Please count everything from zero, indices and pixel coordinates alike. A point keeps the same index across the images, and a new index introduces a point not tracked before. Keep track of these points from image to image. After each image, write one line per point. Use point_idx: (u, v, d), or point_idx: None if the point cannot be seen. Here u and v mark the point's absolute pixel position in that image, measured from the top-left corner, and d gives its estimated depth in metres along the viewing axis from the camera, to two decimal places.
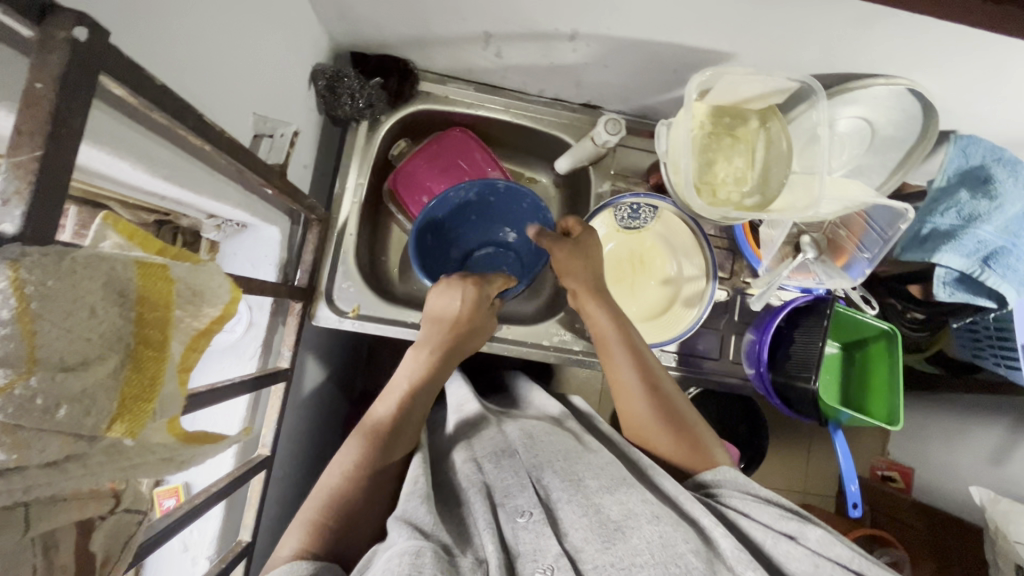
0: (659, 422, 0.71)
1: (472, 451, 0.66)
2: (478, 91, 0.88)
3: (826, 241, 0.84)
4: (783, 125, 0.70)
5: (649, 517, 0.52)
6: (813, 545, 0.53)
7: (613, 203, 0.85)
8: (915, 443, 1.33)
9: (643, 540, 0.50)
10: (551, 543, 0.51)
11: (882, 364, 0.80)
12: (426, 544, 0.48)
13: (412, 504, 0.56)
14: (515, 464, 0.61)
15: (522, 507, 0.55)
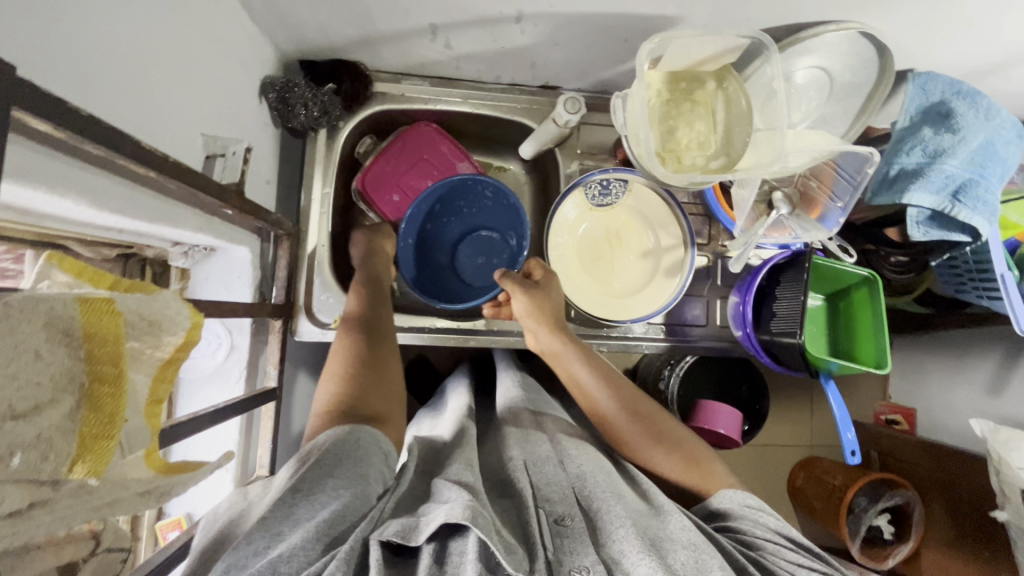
0: (650, 443, 0.70)
1: (529, 451, 0.65)
2: (434, 85, 0.87)
3: (798, 195, 0.83)
4: (739, 83, 0.70)
5: (685, 542, 0.53)
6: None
7: (583, 181, 0.84)
8: (913, 383, 1.34)
9: (677, 560, 0.51)
10: (585, 556, 0.50)
11: (866, 309, 0.80)
12: (481, 507, 0.47)
13: (463, 472, 0.55)
14: (560, 475, 0.61)
15: (562, 512, 0.55)
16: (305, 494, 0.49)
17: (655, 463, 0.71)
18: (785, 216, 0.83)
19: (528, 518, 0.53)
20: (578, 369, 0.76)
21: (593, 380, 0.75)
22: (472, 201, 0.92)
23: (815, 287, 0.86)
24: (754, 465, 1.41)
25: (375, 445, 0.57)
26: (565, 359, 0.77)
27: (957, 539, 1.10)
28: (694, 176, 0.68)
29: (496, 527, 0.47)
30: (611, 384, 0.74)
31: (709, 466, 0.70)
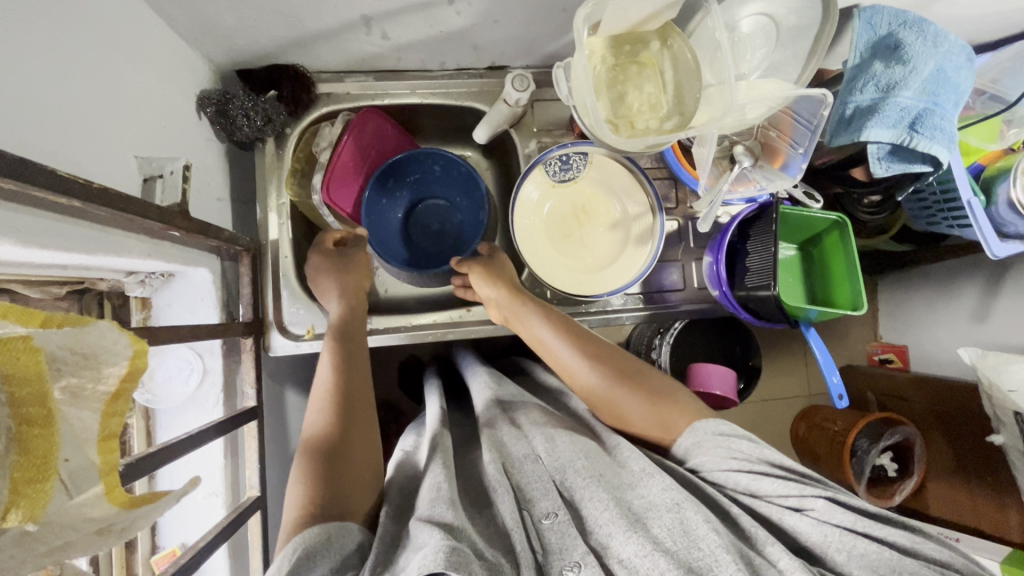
0: (616, 386, 0.70)
1: (502, 450, 0.64)
2: (378, 80, 0.85)
3: (759, 146, 0.82)
4: (684, 39, 0.69)
5: (668, 506, 0.53)
6: (818, 514, 0.54)
7: (542, 158, 0.83)
8: (902, 320, 1.35)
9: (663, 529, 0.51)
10: (576, 545, 0.51)
11: (838, 252, 0.80)
12: (461, 546, 0.47)
13: (438, 510, 0.53)
14: (539, 469, 0.60)
15: (546, 509, 0.55)
16: (314, 560, 0.49)
17: (627, 415, 0.70)
18: (749, 169, 0.83)
19: (515, 528, 0.53)
20: (538, 326, 0.77)
21: (554, 335, 0.75)
22: (421, 168, 0.93)
23: (786, 236, 0.85)
24: (755, 421, 1.42)
25: (347, 533, 0.54)
26: (524, 317, 0.78)
27: (959, 466, 1.12)
28: (640, 138, 0.68)
29: (475, 551, 0.48)
30: (568, 333, 0.75)
31: (676, 406, 0.69)
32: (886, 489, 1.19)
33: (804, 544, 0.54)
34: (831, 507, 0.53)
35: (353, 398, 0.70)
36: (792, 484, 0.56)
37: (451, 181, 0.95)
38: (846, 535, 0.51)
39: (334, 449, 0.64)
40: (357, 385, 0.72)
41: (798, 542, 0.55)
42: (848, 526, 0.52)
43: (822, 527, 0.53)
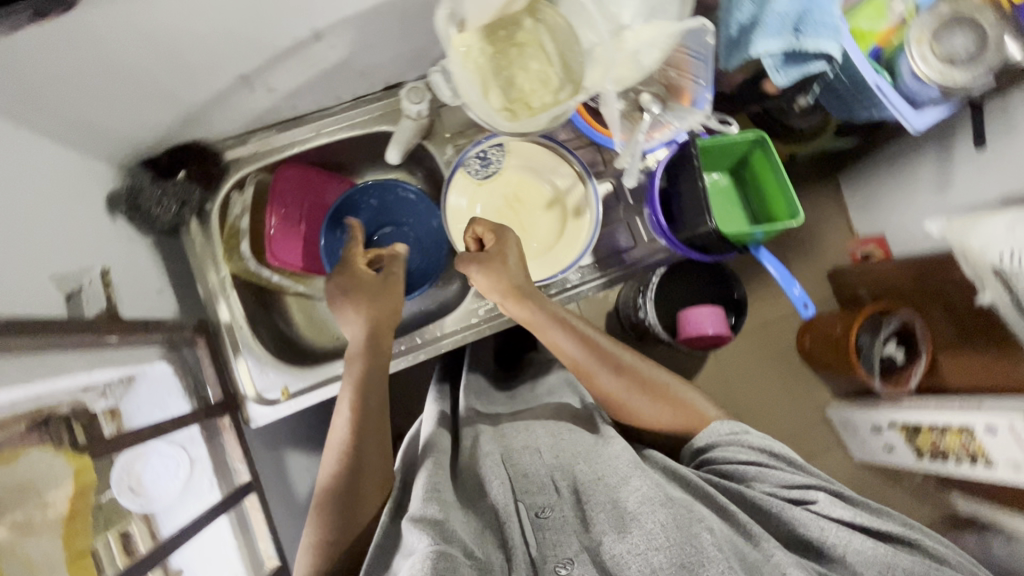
0: (635, 392, 0.72)
1: (505, 444, 0.67)
2: (281, 131, 0.85)
3: (664, 89, 0.81)
4: (552, 10, 0.70)
5: (661, 499, 0.54)
6: (819, 509, 0.57)
7: (460, 161, 0.82)
8: (872, 212, 1.37)
9: (656, 523, 0.51)
10: (569, 545, 0.53)
11: (766, 168, 0.80)
12: (448, 549, 0.48)
13: (428, 506, 0.54)
14: (534, 466, 0.62)
15: (541, 504, 0.57)
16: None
17: (636, 411, 0.73)
18: (660, 115, 0.81)
19: (510, 515, 0.55)
20: (556, 334, 0.73)
21: (575, 345, 0.73)
22: (362, 207, 0.93)
23: (717, 165, 0.85)
24: (744, 349, 1.50)
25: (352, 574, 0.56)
26: (539, 326, 0.73)
27: (961, 337, 1.13)
28: (538, 116, 0.69)
29: (466, 551, 0.49)
30: (592, 347, 0.73)
31: (692, 406, 0.73)
32: (902, 375, 1.25)
33: (797, 538, 0.56)
34: (832, 503, 0.57)
35: (375, 435, 0.70)
36: (797, 479, 0.60)
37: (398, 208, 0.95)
38: (843, 529, 0.55)
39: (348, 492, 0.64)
40: (372, 434, 0.70)
41: (791, 534, 0.57)
42: (846, 520, 0.56)
43: (820, 521, 0.55)
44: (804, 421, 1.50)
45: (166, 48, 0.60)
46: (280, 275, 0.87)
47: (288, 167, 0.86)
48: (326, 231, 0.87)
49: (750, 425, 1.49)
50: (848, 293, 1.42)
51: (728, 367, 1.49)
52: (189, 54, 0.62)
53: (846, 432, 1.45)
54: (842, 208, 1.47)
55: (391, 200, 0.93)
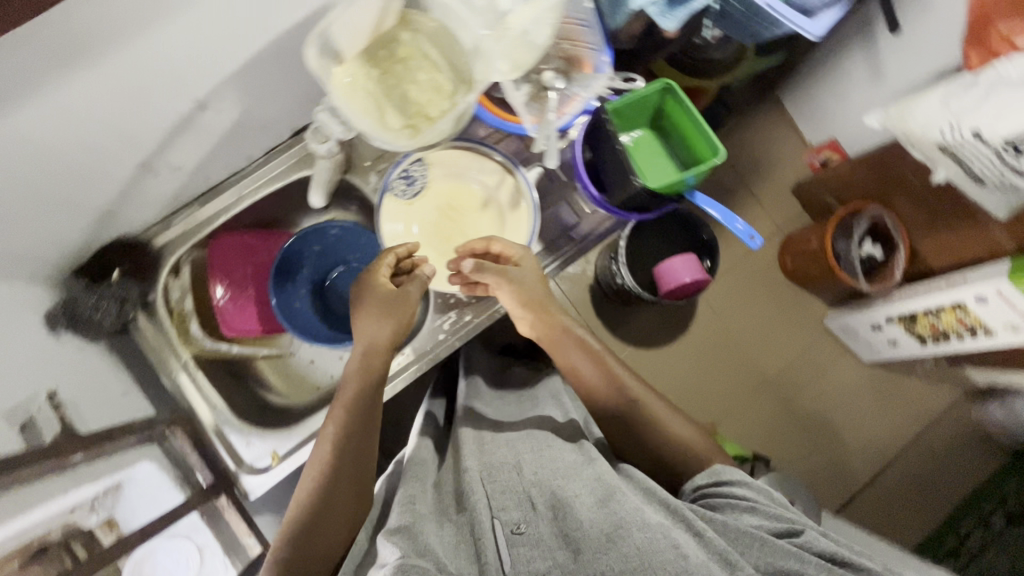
0: (596, 369, 0.76)
1: (483, 459, 0.72)
2: (204, 204, 0.84)
3: (566, 62, 0.82)
4: (423, 17, 0.68)
5: (638, 524, 0.57)
6: (804, 544, 0.57)
7: (385, 187, 0.83)
8: (820, 118, 1.41)
9: (632, 546, 0.55)
10: (541, 560, 0.58)
11: (679, 111, 0.79)
12: (415, 561, 0.55)
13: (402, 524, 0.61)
14: (513, 488, 0.66)
15: (516, 519, 0.62)
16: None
17: (578, 370, 0.77)
18: (567, 88, 0.82)
19: (485, 537, 0.60)
20: (576, 347, 0.77)
21: (587, 360, 0.77)
22: (308, 254, 0.93)
23: (635, 123, 0.85)
24: (727, 285, 1.51)
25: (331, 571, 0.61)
26: (557, 336, 0.78)
27: (931, 216, 1.14)
28: (438, 123, 0.69)
29: (439, 567, 0.56)
30: (603, 366, 0.77)
31: (635, 398, 0.75)
32: (886, 270, 1.28)
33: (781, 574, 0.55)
34: (817, 538, 0.57)
35: (357, 468, 0.70)
36: (782, 517, 0.60)
37: (344, 246, 0.94)
38: (825, 566, 0.55)
39: (319, 515, 0.66)
40: (350, 464, 0.70)
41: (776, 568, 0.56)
42: (830, 556, 0.56)
43: (804, 555, 0.55)
44: (802, 339, 1.52)
45: (50, 161, 0.59)
46: (241, 345, 0.87)
47: (221, 236, 0.86)
48: (273, 289, 0.86)
49: (749, 357, 1.51)
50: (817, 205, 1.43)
51: (717, 307, 1.50)
52: (79, 159, 0.62)
53: (850, 337, 1.48)
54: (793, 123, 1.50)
55: (332, 240, 0.93)
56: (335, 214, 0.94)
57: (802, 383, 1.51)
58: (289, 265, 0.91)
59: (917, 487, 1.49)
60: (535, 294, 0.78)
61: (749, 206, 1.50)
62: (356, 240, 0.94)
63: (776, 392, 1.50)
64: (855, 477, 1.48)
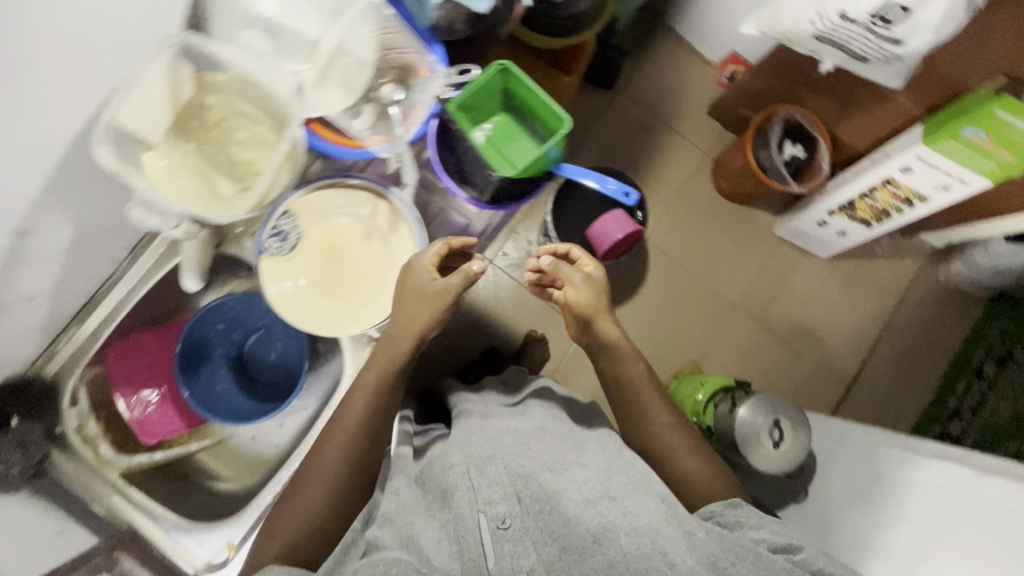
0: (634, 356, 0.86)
1: (470, 452, 0.67)
2: (82, 321, 0.80)
3: (399, 71, 0.79)
4: (217, 78, 0.65)
5: (627, 528, 0.57)
6: (801, 561, 0.59)
7: (260, 251, 0.80)
8: (720, 36, 1.46)
9: (620, 551, 0.55)
10: (527, 558, 0.55)
11: (523, 90, 0.78)
12: (403, 556, 0.55)
13: (384, 527, 0.61)
14: (500, 478, 0.62)
15: (501, 514, 0.58)
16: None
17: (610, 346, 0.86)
18: (408, 97, 0.79)
19: (473, 535, 0.57)
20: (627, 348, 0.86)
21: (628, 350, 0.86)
22: (212, 336, 0.90)
23: (485, 110, 0.82)
24: (662, 227, 1.51)
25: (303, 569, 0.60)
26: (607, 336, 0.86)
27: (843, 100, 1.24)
28: (263, 174, 0.65)
29: (422, 564, 0.55)
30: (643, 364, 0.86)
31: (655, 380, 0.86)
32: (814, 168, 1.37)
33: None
34: (817, 556, 0.60)
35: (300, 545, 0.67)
36: (784, 537, 0.63)
37: (246, 315, 0.92)
38: None
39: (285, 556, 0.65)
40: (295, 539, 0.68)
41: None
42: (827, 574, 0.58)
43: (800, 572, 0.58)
44: (755, 256, 1.53)
45: None
46: (166, 448, 0.85)
47: (115, 341, 0.82)
48: (181, 381, 0.84)
49: (703, 290, 1.50)
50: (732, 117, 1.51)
51: (664, 249, 1.50)
52: None
53: (802, 240, 1.50)
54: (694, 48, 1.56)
55: (235, 314, 0.90)
56: (233, 283, 0.91)
57: (768, 298, 1.52)
58: (196, 354, 0.88)
59: (901, 364, 1.52)
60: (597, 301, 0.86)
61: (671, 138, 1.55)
62: (257, 307, 0.92)
63: (745, 314, 1.51)
64: (840, 372, 1.51)
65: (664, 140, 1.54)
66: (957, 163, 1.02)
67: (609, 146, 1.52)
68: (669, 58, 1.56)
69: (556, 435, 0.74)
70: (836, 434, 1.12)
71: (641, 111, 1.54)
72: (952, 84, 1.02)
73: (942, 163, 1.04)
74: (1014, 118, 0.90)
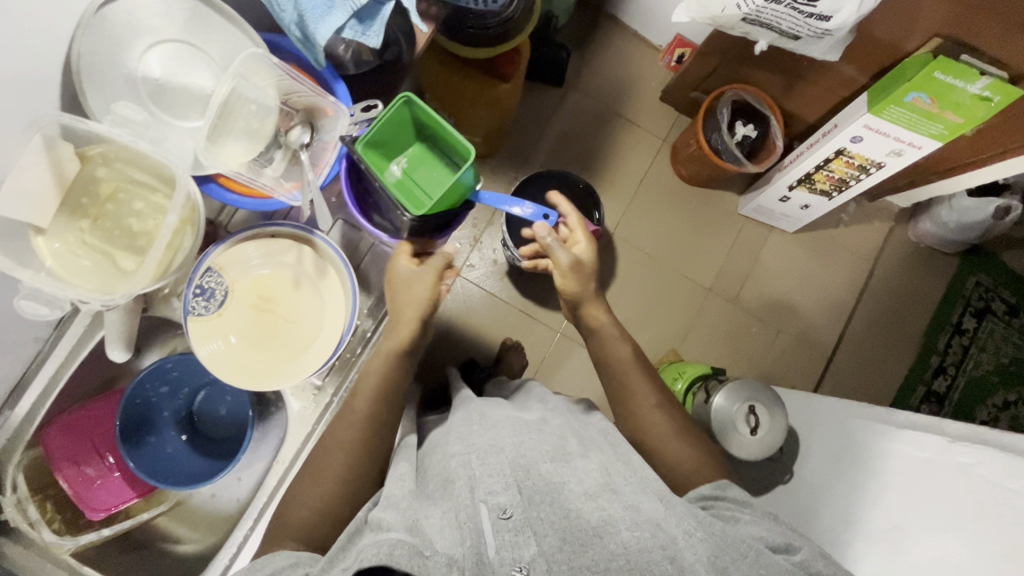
0: (623, 333, 0.85)
1: (471, 440, 0.68)
2: (16, 402, 0.78)
3: (305, 114, 0.77)
4: (100, 150, 0.63)
5: (628, 522, 0.58)
6: (800, 563, 0.59)
7: (187, 312, 0.78)
8: (661, 20, 1.44)
9: (620, 545, 0.55)
10: (528, 548, 0.55)
11: (429, 120, 0.76)
12: (404, 540, 0.54)
13: (389, 512, 0.60)
14: (505, 463, 0.63)
15: (502, 505, 0.58)
16: (254, 568, 0.59)
17: (601, 325, 0.86)
18: (316, 138, 0.77)
19: (474, 523, 0.57)
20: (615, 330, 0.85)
21: (616, 329, 0.85)
22: (157, 399, 0.88)
23: (398, 141, 0.80)
24: (621, 221, 1.49)
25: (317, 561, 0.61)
26: (596, 315, 0.86)
27: (790, 75, 1.23)
28: (159, 241, 0.63)
29: (426, 549, 0.54)
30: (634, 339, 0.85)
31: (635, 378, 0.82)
32: (770, 146, 1.35)
33: None
34: (815, 557, 0.59)
35: None
36: (782, 535, 0.62)
37: (191, 374, 0.90)
38: None
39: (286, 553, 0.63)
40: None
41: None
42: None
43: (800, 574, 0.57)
44: (720, 237, 1.50)
45: None
46: (113, 524, 0.82)
47: (54, 417, 0.81)
48: (125, 451, 0.81)
49: (671, 280, 1.48)
50: (684, 100, 1.49)
51: (628, 239, 1.48)
52: None
53: (765, 217, 1.48)
54: (639, 34, 1.53)
55: (178, 374, 0.88)
56: (174, 342, 0.90)
57: (739, 279, 1.50)
58: (141, 420, 0.86)
59: (884, 328, 1.49)
60: (584, 283, 0.85)
61: (624, 128, 1.52)
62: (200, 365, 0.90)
63: (717, 298, 1.49)
64: (820, 343, 1.49)
65: (616, 132, 1.52)
66: (904, 128, 1.00)
67: (562, 145, 1.50)
68: (612, 49, 1.53)
69: (559, 424, 0.74)
70: (814, 410, 1.10)
71: (590, 105, 1.52)
72: (889, 48, 1.00)
73: (891, 130, 1.02)
74: (954, 80, 0.88)
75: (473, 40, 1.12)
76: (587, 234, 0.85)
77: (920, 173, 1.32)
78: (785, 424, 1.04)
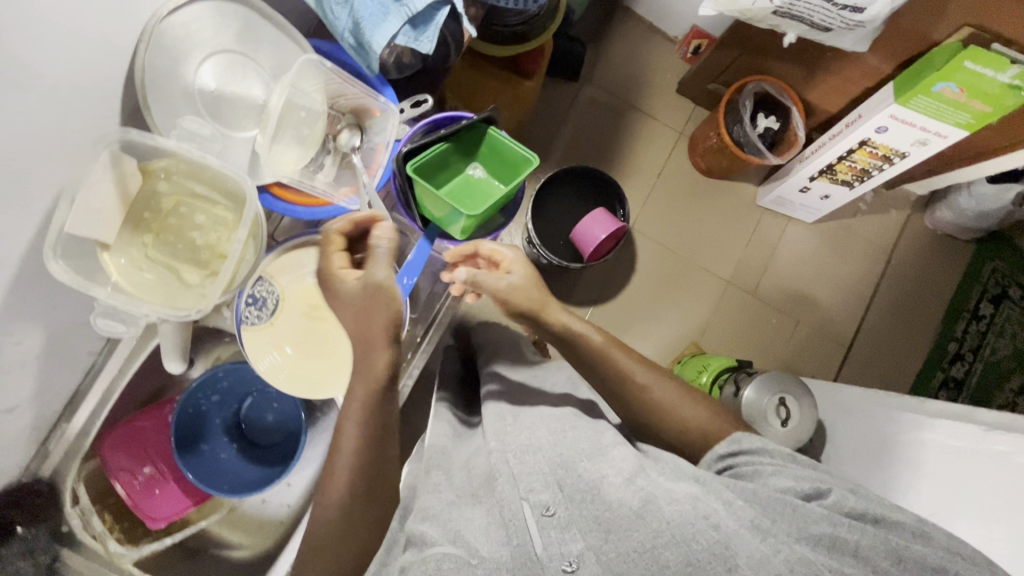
0: (616, 341, 0.76)
1: (506, 439, 0.67)
2: (70, 417, 0.79)
3: (354, 117, 0.77)
4: (165, 164, 0.64)
5: (667, 498, 0.55)
6: (831, 505, 0.55)
7: (239, 322, 0.78)
8: (677, 12, 1.43)
9: (660, 520, 0.52)
10: (574, 543, 0.54)
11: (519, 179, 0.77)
12: (454, 551, 0.55)
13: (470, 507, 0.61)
14: (541, 461, 0.62)
15: (545, 501, 0.57)
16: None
17: (585, 333, 0.75)
18: (368, 141, 0.78)
19: (518, 522, 0.57)
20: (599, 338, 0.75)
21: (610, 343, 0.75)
22: (207, 408, 0.88)
23: (493, 168, 0.82)
24: (642, 215, 1.49)
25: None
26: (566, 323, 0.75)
27: (813, 67, 1.22)
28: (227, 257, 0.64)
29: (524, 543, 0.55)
30: (625, 347, 0.76)
31: None
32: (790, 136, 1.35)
33: (816, 534, 0.53)
34: (845, 496, 0.56)
35: None
36: (810, 478, 0.59)
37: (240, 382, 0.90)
38: (854, 524, 0.53)
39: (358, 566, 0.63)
40: None
41: (809, 532, 0.53)
42: (857, 514, 0.55)
43: (835, 517, 0.54)
44: (742, 230, 1.50)
45: None
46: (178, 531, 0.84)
47: (109, 428, 0.81)
48: (181, 463, 0.82)
49: (694, 274, 1.48)
50: (702, 93, 1.48)
51: (651, 234, 1.48)
52: None
53: (787, 208, 1.47)
54: (654, 27, 1.52)
55: (228, 383, 0.89)
56: (218, 351, 0.90)
57: (761, 271, 1.50)
58: (193, 429, 0.86)
59: (903, 315, 1.50)
60: (529, 301, 0.75)
61: (642, 122, 1.52)
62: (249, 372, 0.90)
63: (739, 290, 1.49)
64: (842, 333, 1.49)
65: (635, 126, 1.51)
66: (931, 118, 1.00)
67: (581, 140, 1.49)
68: (629, 43, 1.52)
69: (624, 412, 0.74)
70: (842, 399, 1.09)
71: (608, 99, 1.51)
72: (918, 38, 0.99)
73: (915, 120, 1.02)
74: (982, 68, 0.88)
75: (497, 37, 1.11)
76: (512, 253, 0.79)
77: (940, 160, 1.32)
78: (815, 417, 1.05)
